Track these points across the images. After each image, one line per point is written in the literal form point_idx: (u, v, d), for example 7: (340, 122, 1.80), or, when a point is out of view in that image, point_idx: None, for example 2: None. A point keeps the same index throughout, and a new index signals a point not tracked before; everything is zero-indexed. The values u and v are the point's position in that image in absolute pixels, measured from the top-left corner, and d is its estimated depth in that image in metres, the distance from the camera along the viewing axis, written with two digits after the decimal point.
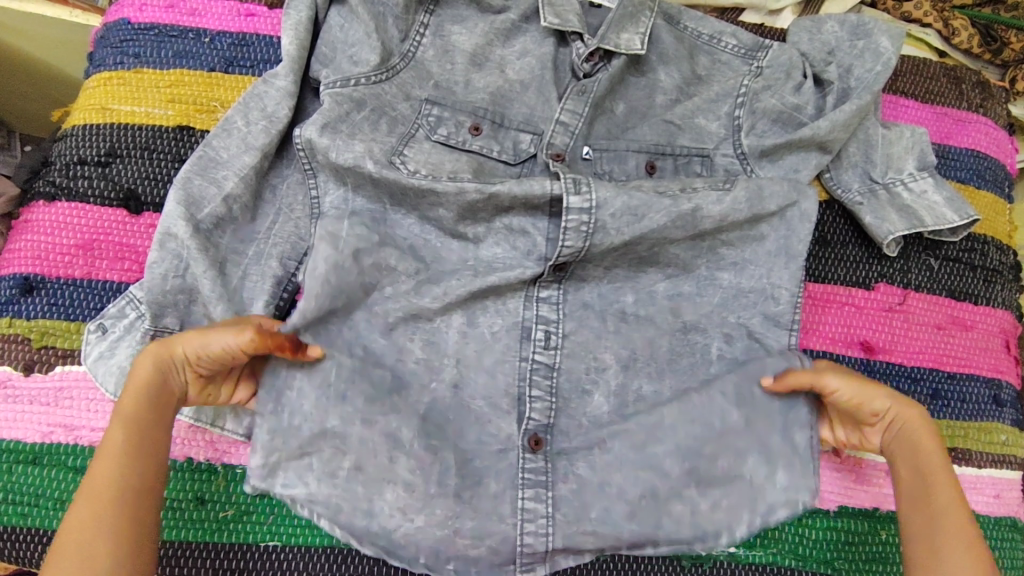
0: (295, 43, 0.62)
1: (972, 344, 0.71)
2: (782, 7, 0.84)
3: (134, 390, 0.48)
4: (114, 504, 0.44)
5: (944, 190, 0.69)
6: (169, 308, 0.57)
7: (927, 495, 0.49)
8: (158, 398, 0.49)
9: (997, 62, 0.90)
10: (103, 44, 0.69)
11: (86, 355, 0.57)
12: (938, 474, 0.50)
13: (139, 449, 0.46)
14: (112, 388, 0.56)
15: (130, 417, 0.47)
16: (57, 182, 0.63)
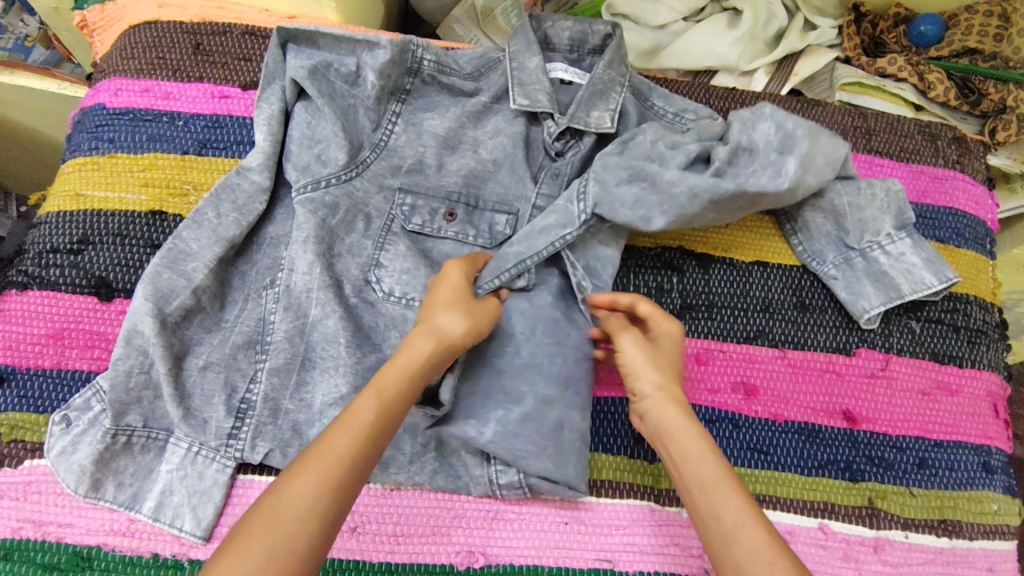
0: (268, 139, 0.64)
1: (958, 409, 0.69)
2: (755, 69, 0.85)
3: (418, 364, 0.51)
4: (324, 483, 0.44)
5: (923, 251, 0.68)
6: (133, 405, 0.57)
7: (689, 463, 0.53)
8: (418, 377, 0.51)
9: (976, 114, 0.89)
10: (80, 129, 0.70)
11: (49, 450, 0.57)
12: (712, 481, 0.51)
13: (383, 428, 0.48)
14: (72, 486, 0.56)
15: (388, 395, 0.49)
16: (30, 270, 0.63)
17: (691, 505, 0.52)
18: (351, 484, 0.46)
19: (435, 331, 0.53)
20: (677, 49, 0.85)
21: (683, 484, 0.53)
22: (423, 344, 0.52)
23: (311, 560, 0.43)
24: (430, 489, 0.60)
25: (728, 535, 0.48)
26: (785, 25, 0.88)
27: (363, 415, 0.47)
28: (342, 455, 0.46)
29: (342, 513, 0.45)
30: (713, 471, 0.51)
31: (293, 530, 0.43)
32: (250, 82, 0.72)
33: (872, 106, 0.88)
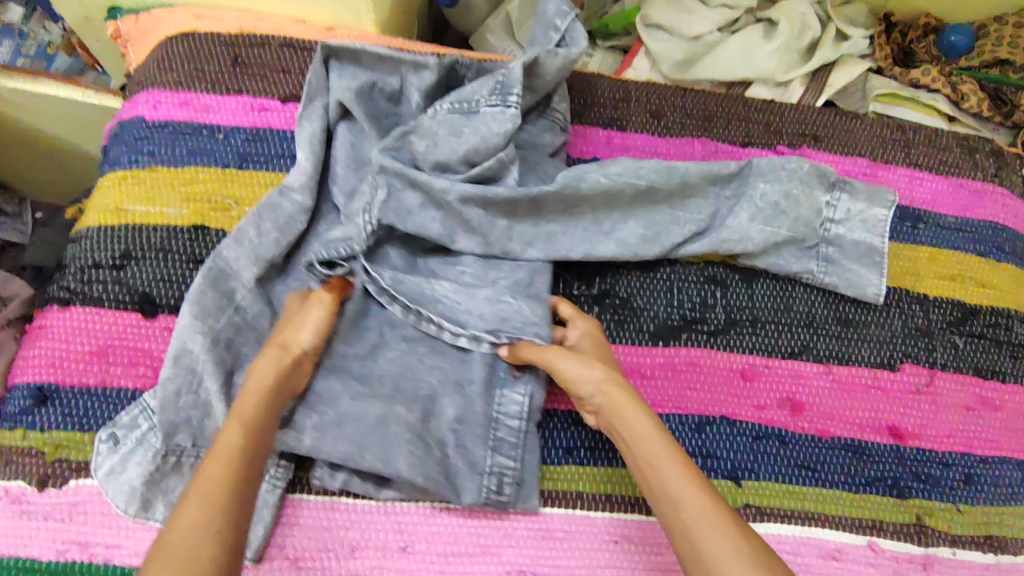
0: (310, 158, 0.63)
1: (1001, 424, 0.69)
2: (790, 80, 0.85)
3: (261, 384, 0.54)
4: (217, 496, 0.45)
5: (859, 200, 0.71)
6: (182, 426, 0.57)
7: (648, 456, 0.52)
8: (272, 394, 0.54)
9: (1008, 125, 0.89)
10: (118, 142, 0.69)
11: (96, 468, 0.56)
12: (674, 471, 0.50)
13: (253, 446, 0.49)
14: (122, 506, 0.55)
15: (247, 417, 0.51)
16: (71, 286, 0.63)
17: (645, 485, 0.52)
18: (240, 492, 0.46)
19: (280, 350, 0.56)
20: (712, 61, 0.84)
21: (645, 480, 0.51)
22: (266, 367, 0.55)
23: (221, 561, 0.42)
24: (480, 508, 0.60)
25: (689, 525, 0.47)
26: (818, 35, 0.87)
27: (228, 439, 0.49)
28: (218, 474, 0.47)
29: (241, 522, 0.45)
30: (670, 462, 0.51)
31: (190, 542, 0.42)
32: (289, 94, 0.71)
33: (907, 118, 0.88)
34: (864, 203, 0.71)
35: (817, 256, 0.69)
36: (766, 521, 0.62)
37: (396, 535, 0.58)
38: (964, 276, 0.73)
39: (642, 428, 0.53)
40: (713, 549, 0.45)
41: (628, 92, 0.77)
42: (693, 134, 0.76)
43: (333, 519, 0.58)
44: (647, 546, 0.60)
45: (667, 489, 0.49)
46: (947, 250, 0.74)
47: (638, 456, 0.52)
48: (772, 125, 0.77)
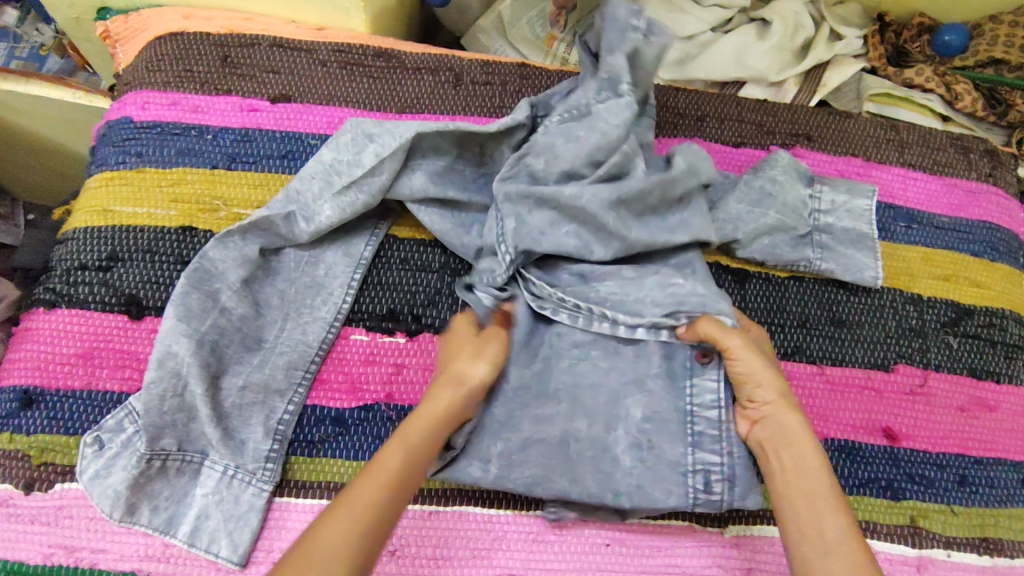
0: (316, 194, 0.63)
1: (997, 426, 0.68)
2: (784, 79, 0.85)
3: (438, 412, 0.52)
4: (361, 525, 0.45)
5: (842, 189, 0.72)
6: (167, 429, 0.56)
7: (803, 478, 0.50)
8: (442, 423, 0.52)
9: (1003, 124, 0.89)
10: (105, 143, 0.69)
11: (82, 473, 0.55)
12: (828, 495, 0.49)
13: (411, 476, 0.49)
14: (107, 511, 0.54)
15: (413, 441, 0.50)
16: (58, 288, 0.62)
17: (784, 506, 0.50)
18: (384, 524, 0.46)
19: (456, 377, 0.54)
20: (705, 60, 0.84)
21: (787, 500, 0.50)
22: (446, 393, 0.54)
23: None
24: (471, 511, 0.59)
25: (832, 554, 0.46)
26: (812, 35, 0.87)
27: (388, 465, 0.49)
28: (370, 501, 0.46)
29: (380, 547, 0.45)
30: (825, 485, 0.49)
31: (335, 568, 0.42)
32: (279, 94, 0.70)
33: (902, 118, 0.88)
34: (846, 195, 0.72)
35: (812, 244, 0.69)
36: (761, 523, 0.61)
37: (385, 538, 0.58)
38: (958, 277, 0.72)
39: (793, 447, 0.51)
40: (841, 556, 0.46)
41: None
42: (686, 134, 0.75)
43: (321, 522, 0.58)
44: (638, 549, 0.59)
45: (813, 513, 0.48)
46: (941, 250, 0.73)
47: (783, 475, 0.51)
48: (764, 124, 0.77)
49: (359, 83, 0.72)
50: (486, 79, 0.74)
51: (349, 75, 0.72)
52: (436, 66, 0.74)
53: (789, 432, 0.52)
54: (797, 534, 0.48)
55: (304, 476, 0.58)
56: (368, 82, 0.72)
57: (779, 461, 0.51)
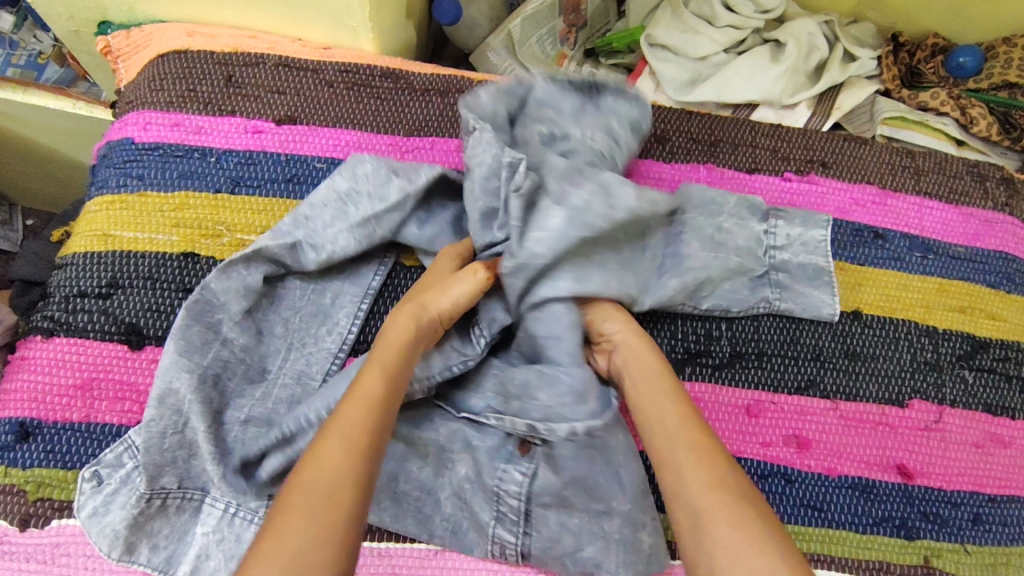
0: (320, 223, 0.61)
1: (1011, 463, 0.67)
2: (796, 102, 0.84)
3: (397, 339, 0.53)
4: (353, 446, 0.44)
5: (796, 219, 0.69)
6: (167, 467, 0.55)
7: (660, 413, 0.51)
8: (409, 353, 0.53)
9: (1017, 149, 0.88)
10: (106, 163, 0.67)
11: (78, 510, 0.53)
12: (681, 422, 0.50)
13: (389, 400, 0.48)
14: (105, 551, 0.52)
15: (390, 368, 0.51)
16: (56, 316, 0.61)
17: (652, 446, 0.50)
18: (369, 456, 0.45)
19: (419, 307, 0.56)
20: (718, 81, 0.83)
21: (652, 440, 0.50)
22: (400, 324, 0.54)
23: (350, 522, 0.41)
24: (477, 551, 0.58)
25: (689, 477, 0.46)
26: (825, 56, 0.86)
27: (370, 387, 0.49)
28: (356, 419, 0.46)
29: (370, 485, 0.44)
30: (676, 412, 0.50)
31: (273, 522, 0.40)
32: (284, 116, 0.69)
33: (914, 142, 0.86)
34: (801, 227, 0.69)
35: (768, 284, 0.68)
36: None
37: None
38: (973, 309, 0.71)
39: (651, 388, 0.53)
40: (715, 519, 0.43)
41: None
42: (698, 159, 0.74)
43: None
44: None
45: (669, 441, 0.49)
46: (956, 281, 0.72)
47: (644, 418, 0.52)
48: (778, 151, 0.75)
49: (366, 105, 0.70)
50: None
51: (356, 96, 0.71)
52: (445, 88, 0.72)
53: (642, 377, 0.55)
54: (666, 465, 0.48)
55: None
56: (375, 104, 0.71)
57: (641, 399, 0.53)
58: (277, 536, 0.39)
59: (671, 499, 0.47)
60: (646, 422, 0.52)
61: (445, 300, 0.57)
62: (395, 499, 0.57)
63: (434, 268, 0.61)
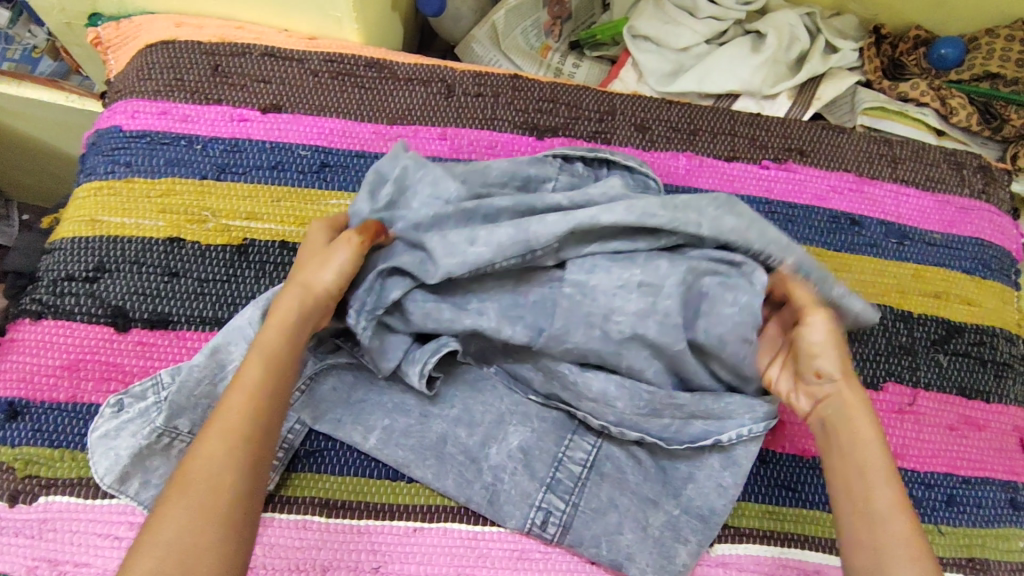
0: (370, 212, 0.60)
1: (985, 445, 0.68)
2: (777, 93, 0.85)
3: (279, 320, 0.52)
4: (232, 445, 0.45)
5: None
6: (186, 411, 0.57)
7: (850, 443, 0.50)
8: (294, 332, 0.52)
9: (997, 139, 0.88)
10: (94, 151, 0.69)
11: (94, 429, 0.57)
12: (874, 457, 0.49)
13: (273, 379, 0.49)
14: (101, 472, 0.56)
15: (272, 350, 0.50)
16: (44, 299, 0.62)
17: (840, 474, 0.50)
18: (254, 450, 0.46)
19: (301, 285, 0.54)
20: (699, 72, 0.84)
21: (840, 467, 0.50)
22: (288, 301, 0.53)
23: (230, 521, 0.42)
24: (455, 528, 0.59)
25: (878, 518, 0.47)
26: (807, 48, 0.87)
27: (249, 375, 0.48)
28: (241, 414, 0.46)
29: (259, 480, 0.45)
30: (871, 447, 0.50)
31: (149, 525, 0.42)
32: (269, 105, 0.70)
33: (894, 132, 0.87)
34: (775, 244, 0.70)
35: None
36: (744, 542, 0.61)
37: (369, 553, 0.58)
38: (948, 294, 0.72)
39: (854, 409, 0.52)
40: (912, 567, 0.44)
41: (614, 104, 0.76)
42: (678, 148, 0.75)
43: (308, 538, 0.58)
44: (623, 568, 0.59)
45: (861, 473, 0.49)
46: (932, 267, 0.73)
47: (837, 442, 0.51)
48: (757, 141, 0.76)
49: (349, 94, 0.72)
50: (478, 90, 0.74)
51: (339, 85, 0.72)
52: (427, 77, 0.73)
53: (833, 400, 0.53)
54: (860, 500, 0.48)
55: (293, 492, 0.59)
56: (358, 93, 0.72)
57: (830, 418, 0.52)
58: (156, 531, 0.41)
59: (855, 540, 0.47)
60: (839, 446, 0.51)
61: (327, 273, 0.54)
62: (398, 458, 0.60)
63: (316, 235, 0.58)
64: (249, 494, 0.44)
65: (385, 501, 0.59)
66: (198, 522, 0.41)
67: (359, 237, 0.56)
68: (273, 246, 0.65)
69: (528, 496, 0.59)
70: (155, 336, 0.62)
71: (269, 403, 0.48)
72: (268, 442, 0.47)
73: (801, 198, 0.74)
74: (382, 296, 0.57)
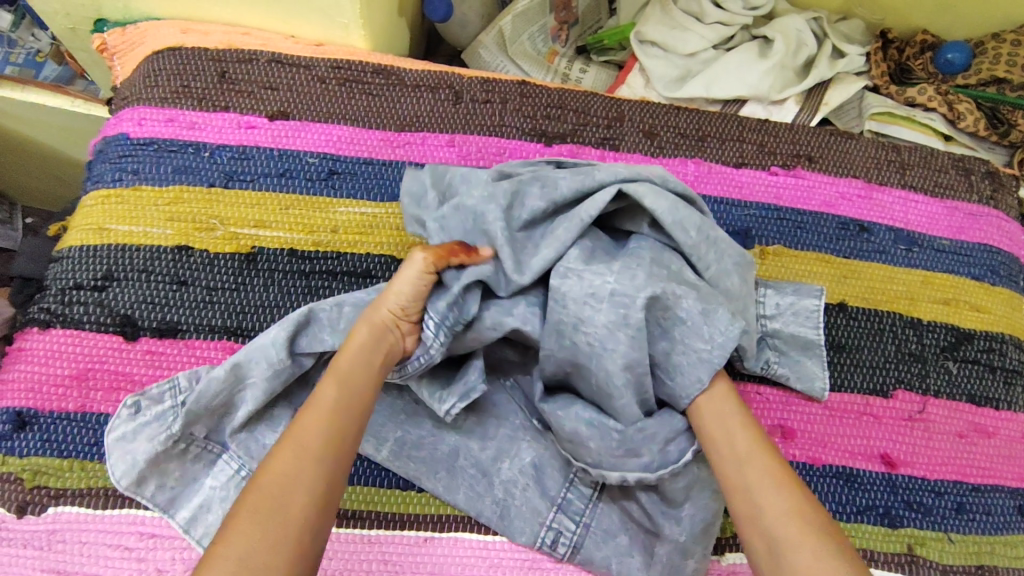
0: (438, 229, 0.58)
1: (994, 452, 0.68)
2: (784, 98, 0.84)
3: (354, 346, 0.51)
4: (304, 467, 0.43)
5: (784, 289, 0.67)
6: (205, 417, 0.57)
7: (758, 500, 0.48)
8: (369, 359, 0.51)
9: (1004, 144, 0.88)
10: (102, 159, 0.68)
11: (110, 430, 0.57)
12: (776, 506, 0.47)
13: (349, 406, 0.48)
14: (117, 475, 0.55)
15: (346, 375, 0.49)
16: (52, 308, 0.62)
17: (752, 528, 0.47)
18: (328, 476, 0.44)
19: (373, 312, 0.53)
20: (707, 77, 0.84)
21: (752, 528, 0.47)
22: (363, 329, 0.52)
23: (299, 547, 0.41)
24: (465, 538, 0.59)
25: (790, 561, 0.44)
26: (814, 53, 0.86)
27: (324, 397, 0.47)
28: (317, 434, 0.45)
29: (327, 508, 0.43)
30: (776, 493, 0.47)
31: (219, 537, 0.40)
32: (277, 111, 0.70)
33: (902, 137, 0.87)
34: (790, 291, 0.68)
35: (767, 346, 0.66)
36: None
37: (380, 563, 0.58)
38: (958, 301, 0.72)
39: (750, 463, 0.50)
40: None
41: (621, 111, 0.76)
42: (686, 154, 0.75)
43: (318, 548, 0.58)
44: None
45: (770, 525, 0.46)
46: (941, 274, 0.73)
47: (743, 500, 0.48)
48: (764, 147, 0.76)
49: (357, 100, 0.71)
50: (486, 97, 0.74)
51: (347, 92, 0.72)
52: (435, 84, 0.73)
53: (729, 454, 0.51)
54: (778, 547, 0.45)
55: None
56: (366, 100, 0.72)
57: (733, 476, 0.50)
58: (225, 545, 0.40)
59: None
60: (745, 502, 0.48)
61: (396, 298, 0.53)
62: (408, 469, 0.60)
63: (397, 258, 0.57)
64: (317, 522, 0.42)
65: (395, 511, 0.59)
66: (266, 541, 0.40)
67: (426, 255, 0.53)
68: (282, 254, 0.65)
69: (540, 514, 0.59)
70: (163, 346, 0.61)
71: (343, 429, 0.46)
72: (341, 468, 0.45)
73: (811, 204, 0.74)
74: (463, 311, 0.55)
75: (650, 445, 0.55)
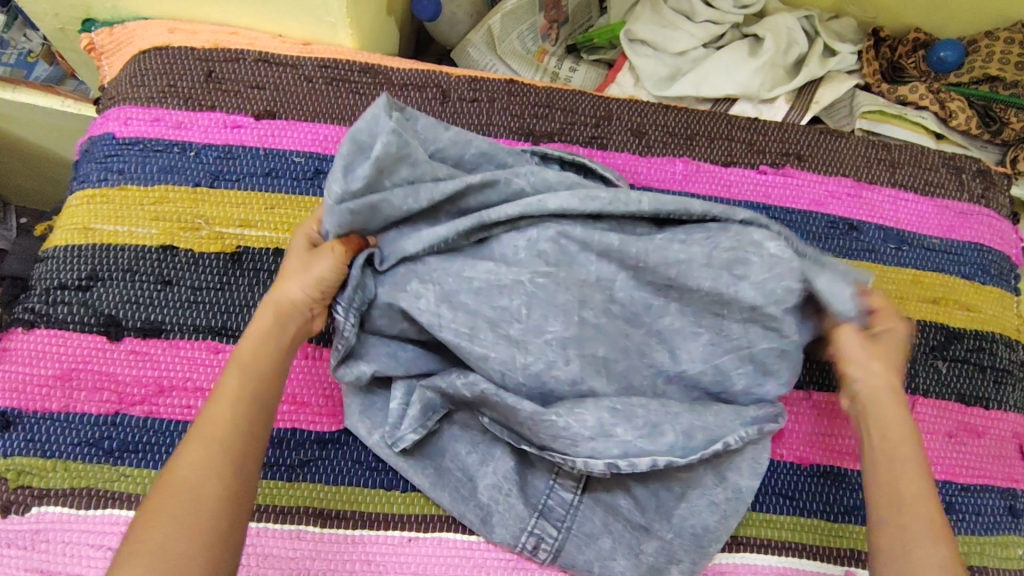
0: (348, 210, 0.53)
1: (984, 451, 0.68)
2: (775, 96, 0.84)
3: (259, 333, 0.51)
4: (213, 453, 0.44)
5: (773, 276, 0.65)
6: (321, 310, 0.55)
7: (888, 431, 0.52)
8: (275, 343, 0.51)
9: (997, 142, 0.88)
10: (88, 158, 0.68)
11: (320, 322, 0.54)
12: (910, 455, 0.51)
13: (257, 390, 0.48)
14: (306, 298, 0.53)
15: (252, 362, 0.49)
16: (36, 308, 0.62)
17: (875, 462, 0.52)
18: (237, 460, 0.45)
19: (277, 299, 0.53)
20: (697, 75, 0.83)
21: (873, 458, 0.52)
22: (265, 316, 0.52)
23: (218, 534, 0.42)
24: (449, 538, 0.59)
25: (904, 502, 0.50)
26: (805, 51, 0.86)
27: (229, 385, 0.48)
28: (224, 421, 0.46)
29: (244, 492, 0.45)
30: (906, 439, 0.52)
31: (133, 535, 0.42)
32: (263, 110, 0.70)
33: (893, 136, 0.86)
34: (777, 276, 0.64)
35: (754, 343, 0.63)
36: (741, 550, 0.61)
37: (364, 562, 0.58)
38: (947, 299, 0.72)
39: (894, 400, 0.53)
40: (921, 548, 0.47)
41: (610, 109, 0.75)
42: (675, 152, 0.75)
43: (303, 548, 0.58)
44: None
45: (891, 460, 0.51)
46: (931, 273, 0.73)
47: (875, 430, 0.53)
48: (754, 145, 0.76)
49: (344, 99, 0.71)
50: (474, 96, 0.73)
51: (333, 91, 0.71)
52: (423, 83, 0.73)
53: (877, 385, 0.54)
54: (890, 485, 0.51)
55: (286, 502, 0.59)
56: (353, 99, 0.71)
57: (866, 402, 0.54)
58: (141, 541, 0.41)
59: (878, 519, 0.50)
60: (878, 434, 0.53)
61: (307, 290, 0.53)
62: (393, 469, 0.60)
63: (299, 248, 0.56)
64: (233, 508, 0.44)
65: (380, 511, 0.59)
66: (178, 532, 0.41)
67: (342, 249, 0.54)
68: (267, 253, 0.65)
69: (522, 520, 0.58)
70: (148, 346, 0.61)
71: (251, 414, 0.47)
72: (253, 452, 0.47)
73: (800, 203, 0.74)
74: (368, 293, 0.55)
75: (670, 427, 0.54)
